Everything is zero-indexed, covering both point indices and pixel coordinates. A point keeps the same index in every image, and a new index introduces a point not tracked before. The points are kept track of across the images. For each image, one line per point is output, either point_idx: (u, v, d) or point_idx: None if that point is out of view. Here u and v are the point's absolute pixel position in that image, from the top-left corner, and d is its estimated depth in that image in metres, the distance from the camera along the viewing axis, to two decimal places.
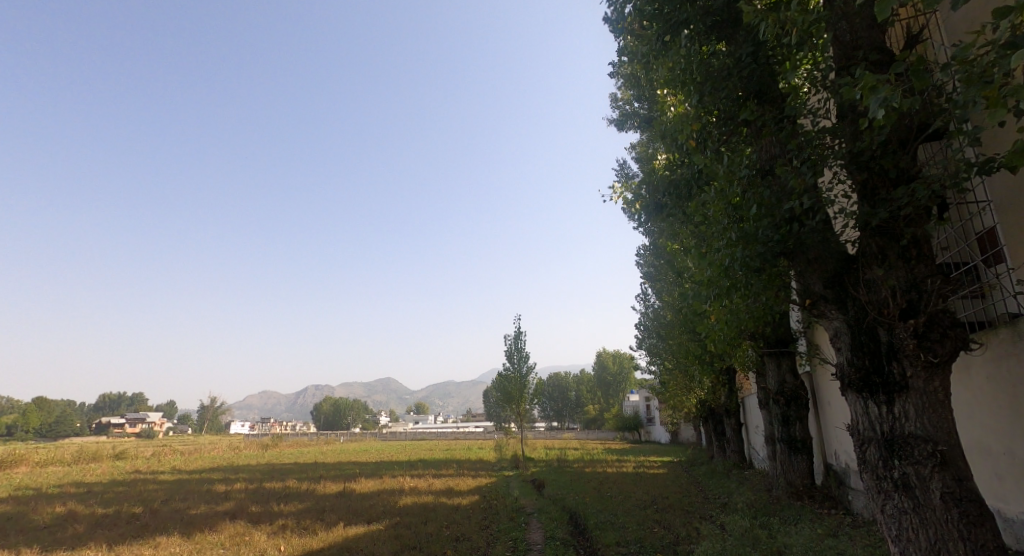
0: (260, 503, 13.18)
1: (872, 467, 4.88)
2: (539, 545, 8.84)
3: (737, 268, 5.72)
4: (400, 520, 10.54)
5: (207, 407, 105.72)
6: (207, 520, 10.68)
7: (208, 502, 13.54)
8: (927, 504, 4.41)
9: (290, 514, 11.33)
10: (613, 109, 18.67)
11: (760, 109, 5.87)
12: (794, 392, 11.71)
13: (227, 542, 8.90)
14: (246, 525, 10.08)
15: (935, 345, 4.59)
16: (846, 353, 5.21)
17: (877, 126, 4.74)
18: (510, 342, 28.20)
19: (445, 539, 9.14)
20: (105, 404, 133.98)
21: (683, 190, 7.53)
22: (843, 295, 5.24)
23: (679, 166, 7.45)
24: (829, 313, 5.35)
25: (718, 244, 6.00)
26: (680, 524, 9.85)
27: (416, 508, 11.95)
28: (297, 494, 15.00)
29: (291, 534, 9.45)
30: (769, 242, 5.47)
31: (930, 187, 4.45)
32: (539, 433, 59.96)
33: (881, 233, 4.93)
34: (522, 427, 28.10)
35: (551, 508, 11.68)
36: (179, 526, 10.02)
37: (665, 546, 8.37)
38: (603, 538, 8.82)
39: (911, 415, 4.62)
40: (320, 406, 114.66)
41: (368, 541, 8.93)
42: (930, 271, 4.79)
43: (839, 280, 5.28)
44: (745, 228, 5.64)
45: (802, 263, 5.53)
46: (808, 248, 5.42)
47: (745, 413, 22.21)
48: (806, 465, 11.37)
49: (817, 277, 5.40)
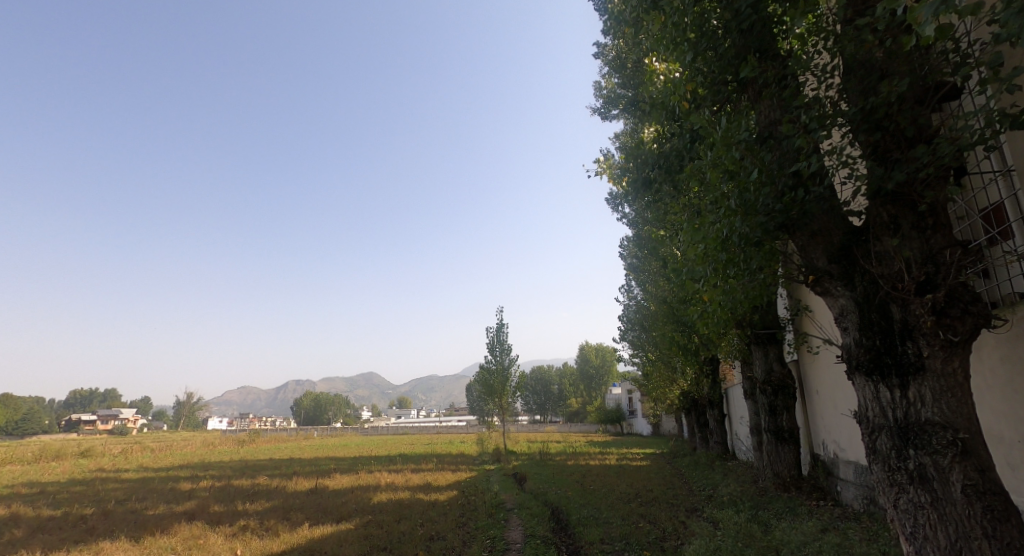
0: (225, 501, 12.50)
1: (883, 458, 4.40)
2: (518, 544, 8.26)
3: (736, 240, 5.16)
4: (371, 519, 9.92)
5: (184, 403, 104.05)
6: (160, 521, 9.94)
7: (168, 501, 12.78)
8: (947, 499, 3.95)
9: (254, 514, 10.64)
10: (597, 95, 18.19)
11: (760, 67, 5.36)
12: (781, 382, 11.36)
13: (179, 546, 8.18)
14: (204, 527, 9.38)
15: (955, 322, 4.13)
16: (853, 332, 4.72)
17: (894, 78, 4.25)
18: (492, 334, 27.67)
19: (419, 538, 8.56)
20: (76, 401, 130.50)
21: (675, 162, 7.02)
22: (850, 270, 4.78)
23: (670, 137, 6.94)
24: (835, 289, 4.88)
25: (713, 216, 5.45)
26: (666, 519, 9.41)
27: (390, 506, 11.34)
28: (267, 492, 14.34)
29: (251, 535, 8.79)
30: (769, 212, 4.97)
31: (954, 145, 3.98)
32: (521, 427, 59.53)
33: (894, 200, 4.46)
34: (504, 420, 27.59)
35: (531, 504, 11.18)
36: (128, 529, 9.26)
37: (652, 543, 7.89)
38: (587, 535, 8.31)
39: (927, 400, 4.16)
40: (299, 401, 112.23)
41: (335, 542, 8.30)
42: (948, 242, 4.34)
43: (847, 254, 4.81)
44: (746, 195, 5.07)
45: (805, 236, 5.04)
46: (812, 218, 4.94)
47: (729, 403, 21.95)
48: (793, 455, 11.04)
49: (821, 251, 4.92)
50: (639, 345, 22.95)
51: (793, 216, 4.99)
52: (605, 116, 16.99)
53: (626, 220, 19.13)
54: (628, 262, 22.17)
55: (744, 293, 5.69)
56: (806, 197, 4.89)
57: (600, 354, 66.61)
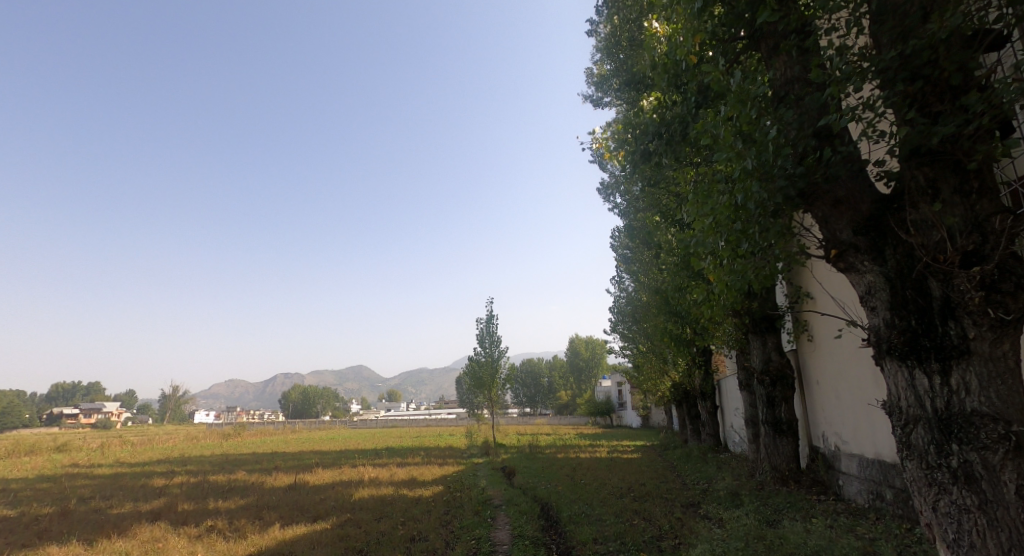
0: (194, 499, 11.84)
1: (919, 454, 3.86)
2: (506, 546, 7.64)
3: (752, 209, 4.54)
4: (349, 518, 9.33)
5: (168, 397, 102.58)
6: (120, 522, 9.24)
7: (135, 499, 12.09)
8: (998, 502, 3.41)
9: (224, 513, 9.98)
10: (590, 78, 17.64)
11: (778, 15, 4.78)
12: (779, 372, 10.86)
13: (136, 550, 7.53)
14: (167, 528, 8.70)
15: (1007, 299, 3.57)
16: (882, 313, 4.15)
17: (944, 12, 3.65)
18: (481, 324, 27.12)
19: (398, 539, 7.97)
20: (58, 394, 128.55)
21: (678, 130, 6.38)
22: (880, 242, 4.22)
23: (673, 102, 6.41)
24: (861, 265, 4.31)
25: (723, 184, 4.90)
26: (661, 515, 8.91)
27: (370, 503, 10.69)
28: (242, 488, 13.69)
29: (216, 537, 8.12)
30: (789, 175, 4.40)
31: (1014, 90, 3.40)
32: (511, 420, 59.17)
33: (933, 161, 3.91)
34: (493, 413, 27.06)
35: (520, 500, 10.63)
36: (84, 531, 8.58)
37: (649, 543, 7.34)
38: (579, 533, 7.78)
39: (973, 388, 3.60)
40: (286, 394, 110.85)
41: (306, 544, 7.67)
42: (995, 208, 3.78)
43: (876, 224, 4.25)
44: (763, 155, 4.43)
45: (827, 206, 4.48)
46: (838, 183, 4.38)
47: (721, 395, 21.56)
48: (792, 448, 10.60)
49: (845, 221, 4.37)
50: (630, 337, 22.47)
51: (814, 181, 4.41)
52: (597, 104, 16.41)
53: (618, 210, 18.60)
54: (620, 252, 21.67)
55: (756, 272, 5.15)
56: (832, 157, 4.31)
57: (590, 346, 66.55)
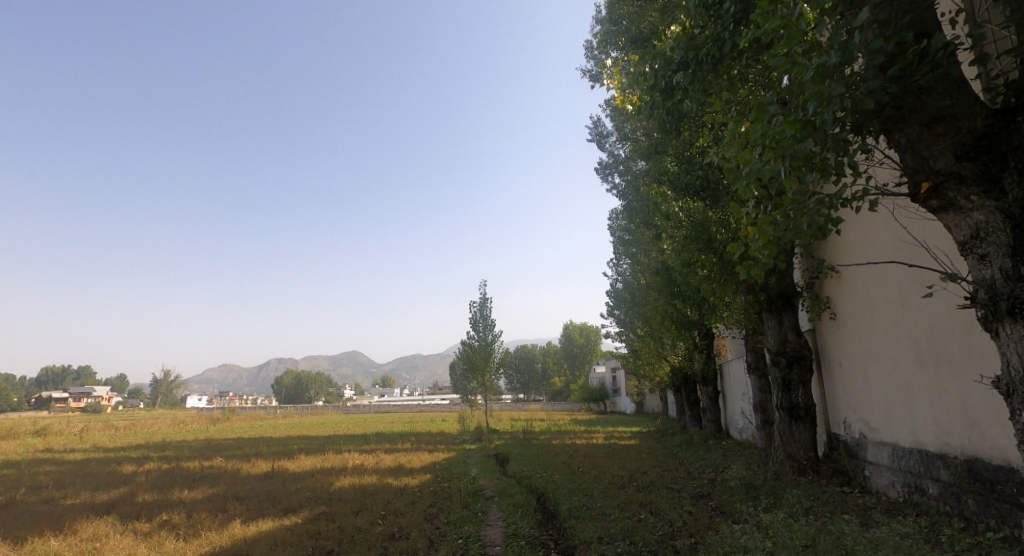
0: (158, 488, 10.82)
1: None
2: (500, 546, 6.62)
3: (828, 122, 3.47)
4: (323, 511, 8.33)
5: (160, 382, 100.84)
6: (64, 516, 8.19)
7: (94, 488, 11.10)
8: None
9: (184, 505, 8.95)
10: (590, 46, 16.50)
11: None
12: (797, 353, 9.82)
13: (67, 551, 6.47)
14: (113, 523, 7.66)
15: None
16: (1000, 259, 3.14)
17: None
18: (474, 308, 26.13)
19: (375, 536, 6.98)
20: (43, 379, 126.84)
21: (712, 56, 5.30)
22: (996, 168, 3.18)
23: (706, 21, 5.31)
24: (967, 200, 3.28)
25: (779, 101, 3.85)
26: (672, 508, 7.97)
27: (350, 494, 9.71)
28: (214, 476, 12.66)
29: (165, 535, 7.05)
30: (875, 79, 3.38)
31: None
32: (505, 406, 58.51)
33: None
34: (486, 399, 26.14)
35: (514, 491, 9.68)
36: (19, 526, 7.53)
37: (661, 542, 6.37)
38: (582, 531, 6.81)
39: None
40: (278, 379, 109.86)
41: (268, 544, 6.64)
42: None
43: (989, 144, 3.21)
44: (849, 42, 3.33)
45: (919, 126, 3.44)
46: (938, 93, 3.34)
47: (722, 380, 20.74)
48: (809, 435, 9.67)
49: (945, 143, 3.34)
50: (627, 323, 21.56)
51: (907, 89, 3.39)
52: (597, 77, 15.31)
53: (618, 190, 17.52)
54: (617, 235, 20.77)
55: (811, 220, 4.16)
56: (938, 53, 3.27)
57: (586, 334, 66.06)
